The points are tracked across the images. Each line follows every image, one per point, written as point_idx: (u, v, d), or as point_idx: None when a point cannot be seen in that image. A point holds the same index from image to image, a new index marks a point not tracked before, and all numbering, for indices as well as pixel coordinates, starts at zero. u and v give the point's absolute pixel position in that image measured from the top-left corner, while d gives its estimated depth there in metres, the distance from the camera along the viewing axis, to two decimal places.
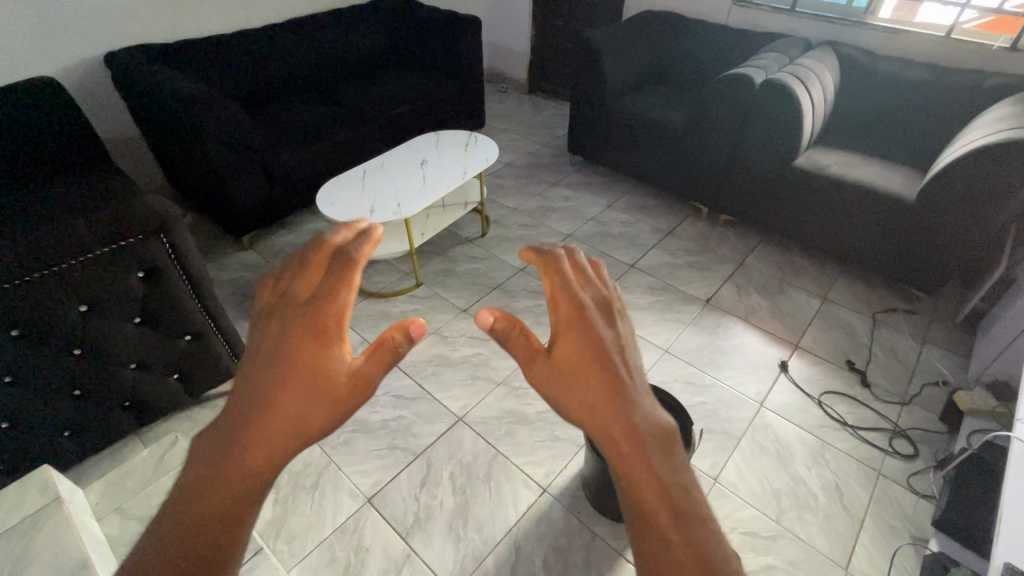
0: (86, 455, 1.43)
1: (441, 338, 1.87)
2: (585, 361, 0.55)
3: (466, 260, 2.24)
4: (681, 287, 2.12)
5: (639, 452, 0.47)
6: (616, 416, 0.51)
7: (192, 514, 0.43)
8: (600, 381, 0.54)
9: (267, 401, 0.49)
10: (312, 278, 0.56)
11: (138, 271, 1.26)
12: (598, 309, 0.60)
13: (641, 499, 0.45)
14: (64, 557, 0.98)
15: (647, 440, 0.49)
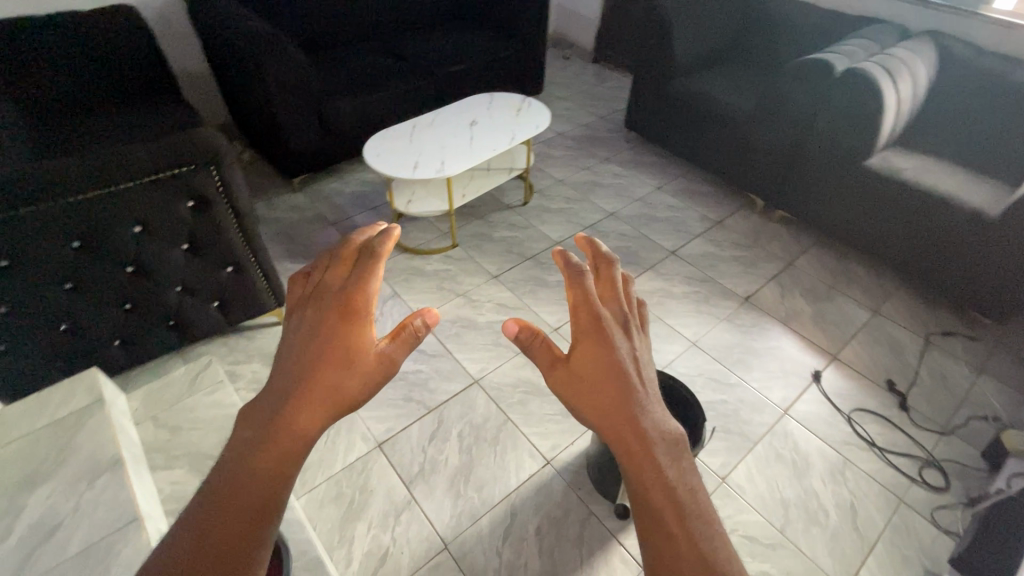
0: (134, 365, 1.56)
1: (469, 301, 1.89)
2: (604, 368, 0.56)
3: (505, 227, 2.23)
4: (721, 280, 2.04)
5: (650, 457, 0.49)
6: (632, 423, 0.52)
7: (228, 497, 0.42)
8: (615, 388, 0.55)
9: (298, 387, 0.49)
10: (339, 266, 0.56)
11: (188, 200, 1.33)
12: (618, 318, 0.61)
13: (648, 503, 0.46)
14: (101, 454, 1.08)
15: (659, 449, 0.49)
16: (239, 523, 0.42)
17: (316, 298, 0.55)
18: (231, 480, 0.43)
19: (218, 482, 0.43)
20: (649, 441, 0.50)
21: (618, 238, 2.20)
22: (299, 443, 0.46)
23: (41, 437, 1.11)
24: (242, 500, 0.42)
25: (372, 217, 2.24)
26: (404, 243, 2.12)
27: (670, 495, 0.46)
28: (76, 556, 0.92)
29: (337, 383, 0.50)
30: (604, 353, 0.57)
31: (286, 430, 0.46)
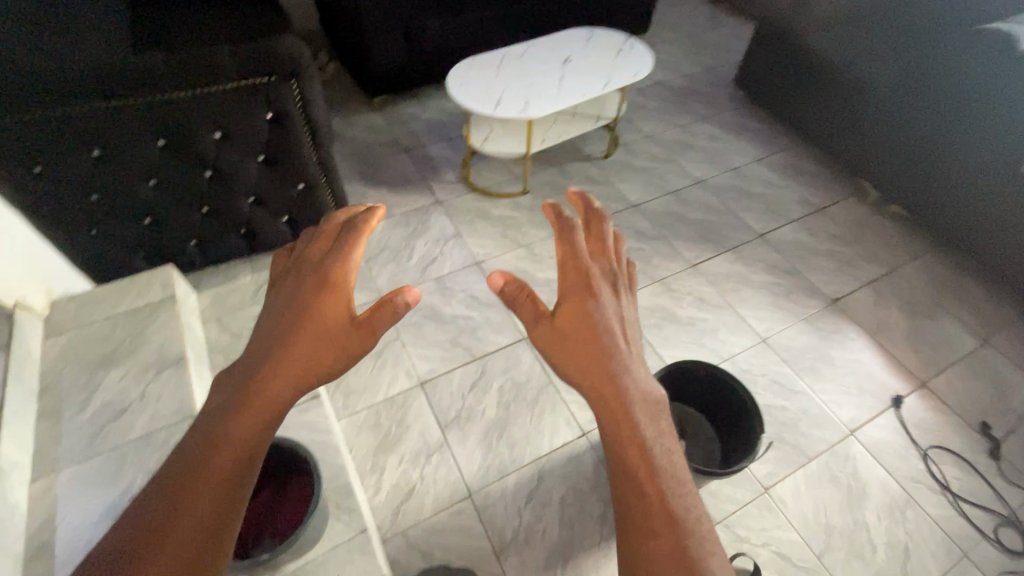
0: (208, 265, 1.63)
1: (530, 254, 1.82)
2: (587, 339, 0.60)
3: (580, 180, 2.10)
4: (810, 275, 1.84)
5: (630, 419, 0.52)
6: (615, 386, 0.55)
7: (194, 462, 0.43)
8: (597, 350, 0.59)
9: (280, 352, 0.51)
10: (325, 244, 0.61)
11: (267, 112, 1.30)
12: (605, 280, 0.66)
13: (626, 460, 0.50)
14: (167, 349, 1.15)
15: (635, 414, 0.53)
16: (199, 496, 0.41)
17: (302, 270, 0.59)
18: (193, 457, 0.43)
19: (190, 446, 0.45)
20: (627, 404, 0.54)
21: (701, 211, 2.02)
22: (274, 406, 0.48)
23: (119, 323, 1.19)
24: (217, 465, 0.43)
25: (446, 149, 2.17)
26: (474, 182, 2.04)
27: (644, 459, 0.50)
28: (138, 440, 1.01)
29: (322, 346, 0.52)
30: (586, 312, 0.62)
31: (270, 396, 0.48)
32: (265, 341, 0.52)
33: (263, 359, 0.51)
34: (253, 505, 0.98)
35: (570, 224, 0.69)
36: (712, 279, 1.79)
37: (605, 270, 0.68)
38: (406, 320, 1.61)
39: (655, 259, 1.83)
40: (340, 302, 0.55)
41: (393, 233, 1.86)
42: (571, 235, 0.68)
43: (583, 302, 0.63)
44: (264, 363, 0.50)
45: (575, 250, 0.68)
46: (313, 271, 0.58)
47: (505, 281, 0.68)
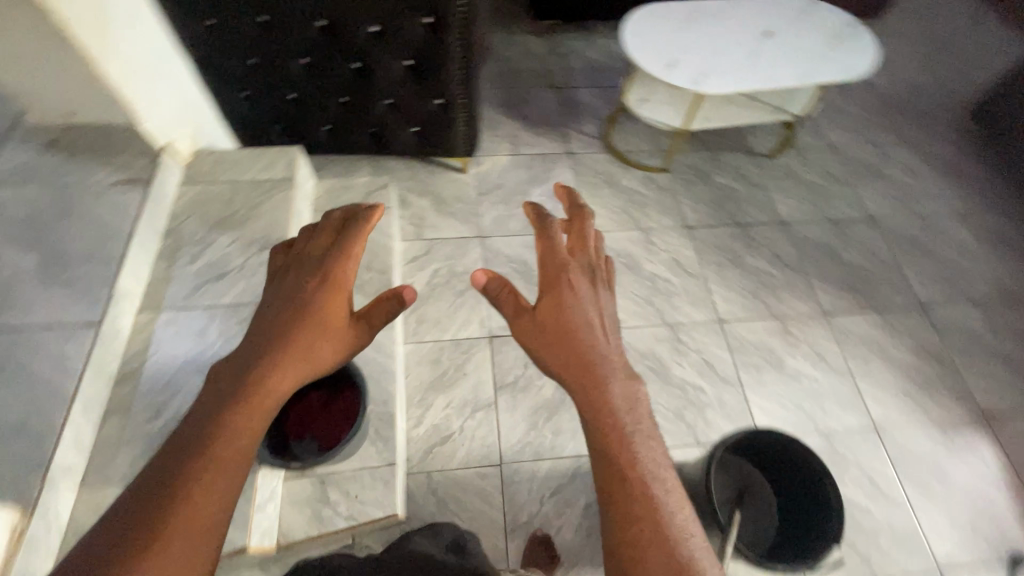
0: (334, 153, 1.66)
1: (645, 241, 1.66)
2: (567, 336, 0.59)
3: (731, 175, 1.84)
4: (967, 374, 1.51)
5: (616, 422, 0.50)
6: (600, 388, 0.53)
7: (193, 440, 0.42)
8: (584, 349, 0.57)
9: (275, 338, 0.53)
10: (321, 241, 0.66)
11: (428, 17, 1.22)
12: (583, 273, 0.64)
13: (611, 467, 0.48)
14: (274, 229, 1.19)
15: (619, 405, 0.52)
16: (217, 472, 0.41)
17: (299, 265, 0.63)
18: (195, 438, 0.43)
19: (186, 429, 0.44)
20: (610, 398, 0.52)
21: (861, 254, 1.70)
22: (274, 394, 0.48)
23: (242, 190, 1.25)
24: (222, 437, 0.43)
25: (596, 98, 1.98)
26: (613, 143, 1.86)
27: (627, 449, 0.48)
28: (228, 308, 1.08)
29: (316, 337, 0.55)
30: (568, 305, 0.61)
31: (264, 381, 0.48)
32: (260, 332, 0.54)
33: (255, 350, 0.52)
34: (302, 410, 1.02)
35: (547, 218, 0.68)
36: (842, 337, 1.53)
37: (582, 261, 0.66)
38: (496, 268, 1.56)
39: (783, 292, 1.60)
40: (337, 293, 0.59)
41: (513, 174, 1.77)
42: (548, 228, 0.67)
43: (558, 298, 0.61)
44: (254, 356, 0.51)
45: (551, 242, 0.66)
46: (310, 266, 0.62)
47: (488, 278, 0.66)
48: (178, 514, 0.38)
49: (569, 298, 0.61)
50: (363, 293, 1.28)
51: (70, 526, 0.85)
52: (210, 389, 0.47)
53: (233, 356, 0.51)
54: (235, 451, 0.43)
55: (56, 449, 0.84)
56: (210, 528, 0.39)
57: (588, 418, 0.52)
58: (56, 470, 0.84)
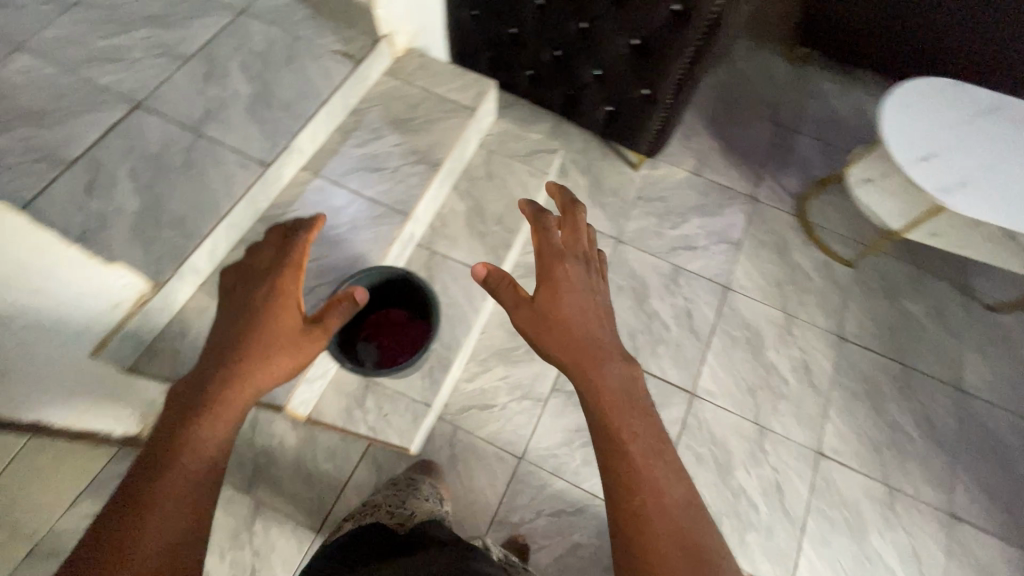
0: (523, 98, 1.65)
1: (783, 328, 1.46)
2: (564, 331, 0.66)
3: (930, 308, 1.51)
4: None
5: (618, 411, 0.57)
6: (597, 377, 0.61)
7: (172, 448, 0.52)
8: (584, 343, 0.65)
9: (234, 353, 0.62)
10: (271, 253, 0.74)
11: (676, 4, 1.12)
12: (579, 263, 0.73)
13: (615, 449, 0.54)
14: (435, 150, 1.24)
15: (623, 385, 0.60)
16: (187, 476, 0.51)
17: (252, 278, 0.70)
18: (168, 449, 0.52)
19: (164, 440, 0.53)
20: (612, 377, 0.61)
21: None
22: (240, 400, 0.58)
23: (427, 101, 1.30)
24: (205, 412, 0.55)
25: (816, 153, 1.72)
26: (808, 210, 1.62)
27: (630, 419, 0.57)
28: (365, 202, 1.17)
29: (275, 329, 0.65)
30: (573, 294, 0.69)
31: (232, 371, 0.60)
32: (218, 347, 0.63)
33: (215, 365, 0.60)
34: (381, 325, 1.13)
35: (540, 216, 0.75)
36: (955, 554, 1.24)
37: (574, 250, 0.73)
38: (614, 278, 1.49)
39: (911, 465, 1.32)
40: (291, 304, 0.68)
41: (682, 194, 1.63)
42: (543, 225, 0.74)
43: (551, 288, 0.70)
44: (214, 370, 0.59)
45: (547, 238, 0.73)
46: (263, 279, 0.70)
47: (487, 271, 0.71)
48: (167, 462, 0.51)
49: (559, 288, 0.70)
50: (481, 242, 1.30)
51: (179, 315, 1.03)
52: (177, 403, 0.56)
53: (195, 373, 0.60)
54: (204, 452, 0.53)
55: (192, 253, 1.00)
56: (197, 504, 0.50)
57: (591, 399, 0.60)
58: (188, 269, 1.01)
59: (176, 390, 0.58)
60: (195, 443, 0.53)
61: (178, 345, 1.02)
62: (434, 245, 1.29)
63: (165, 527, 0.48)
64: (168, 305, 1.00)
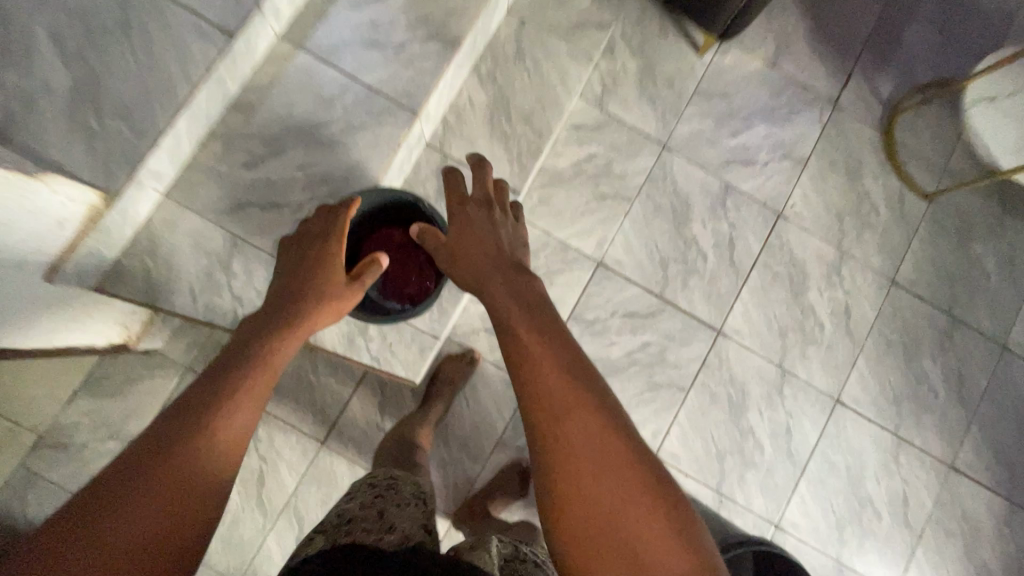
0: None
1: (833, 266, 1.31)
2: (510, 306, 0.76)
3: (1001, 256, 1.34)
4: None
5: (566, 388, 0.64)
6: (550, 349, 0.69)
7: (159, 449, 0.51)
8: (530, 323, 0.72)
9: (259, 340, 0.66)
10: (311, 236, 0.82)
11: None
12: (482, 207, 0.91)
13: (564, 435, 0.61)
14: (453, 21, 0.95)
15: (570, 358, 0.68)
16: (180, 466, 0.51)
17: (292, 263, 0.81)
18: (159, 442, 0.52)
19: (160, 434, 0.53)
20: (561, 344, 0.70)
21: None
22: (255, 396, 0.60)
23: None
24: (221, 406, 0.56)
25: (927, 48, 1.37)
26: (896, 126, 1.34)
27: (582, 383, 0.66)
28: (363, 90, 0.93)
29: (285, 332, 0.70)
30: (497, 261, 0.83)
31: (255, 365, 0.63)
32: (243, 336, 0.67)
33: (244, 349, 0.65)
34: (383, 249, 0.94)
35: (451, 176, 0.94)
36: (945, 503, 1.27)
37: (476, 197, 0.91)
38: (654, 194, 1.29)
39: (928, 418, 1.29)
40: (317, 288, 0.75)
41: (750, 91, 1.34)
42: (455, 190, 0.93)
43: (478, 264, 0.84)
44: (235, 356, 0.63)
45: (468, 202, 0.91)
46: (297, 268, 0.78)
47: (418, 229, 0.89)
48: (154, 465, 0.50)
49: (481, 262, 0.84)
50: (504, 147, 1.08)
51: (145, 226, 0.88)
52: (202, 385, 0.58)
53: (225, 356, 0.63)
54: (222, 429, 0.55)
55: (149, 152, 0.80)
56: (185, 496, 0.50)
57: (538, 390, 0.65)
58: (146, 171, 0.82)
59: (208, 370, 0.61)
60: (206, 426, 0.54)
61: (149, 261, 0.87)
62: (447, 147, 1.07)
63: (132, 524, 0.46)
64: (128, 214, 0.84)
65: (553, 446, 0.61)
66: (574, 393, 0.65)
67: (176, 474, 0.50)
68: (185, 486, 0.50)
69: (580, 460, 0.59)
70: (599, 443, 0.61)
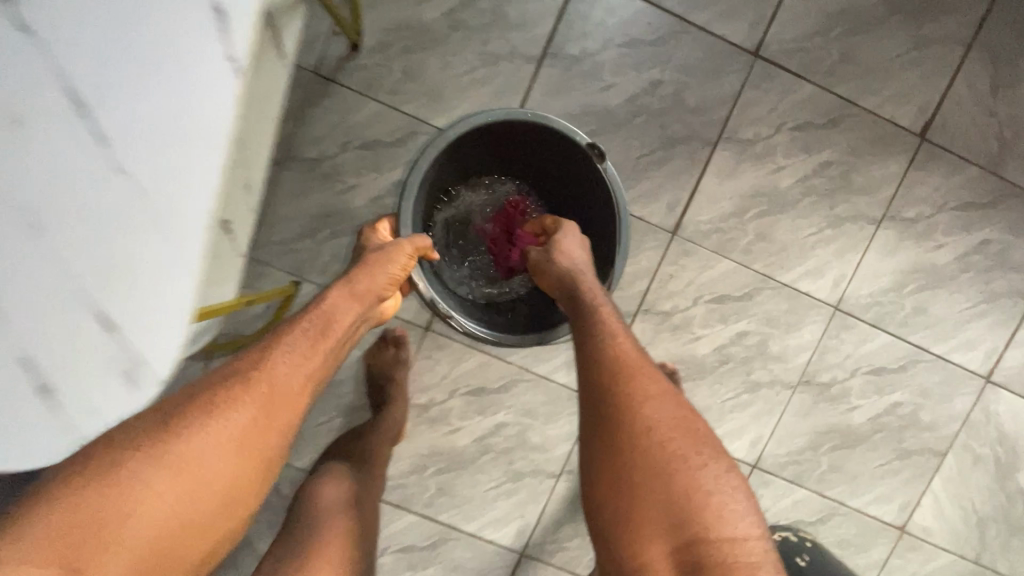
0: None
1: (419, 412, 0.96)
2: (619, 358, 0.66)
3: (365, 169, 0.92)
4: (877, 102, 0.92)
5: (698, 452, 0.60)
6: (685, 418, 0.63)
7: (214, 400, 0.55)
8: (667, 390, 0.65)
9: (350, 287, 0.70)
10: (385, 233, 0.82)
11: None
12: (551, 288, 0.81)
13: (667, 483, 0.58)
14: None
15: (683, 408, 0.64)
16: (224, 436, 0.53)
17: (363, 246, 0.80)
18: (227, 391, 0.56)
19: (233, 374, 0.57)
20: (679, 411, 0.63)
21: (622, 76, 0.91)
22: (297, 398, 0.59)
23: None
24: (267, 366, 0.59)
25: None
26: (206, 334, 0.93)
27: (677, 431, 0.61)
28: None
29: (339, 305, 0.68)
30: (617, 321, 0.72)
31: (320, 342, 0.64)
32: (331, 295, 0.69)
33: (328, 309, 0.67)
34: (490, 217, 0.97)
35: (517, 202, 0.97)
36: (718, 245, 0.94)
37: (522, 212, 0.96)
38: None
39: None
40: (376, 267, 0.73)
41: None
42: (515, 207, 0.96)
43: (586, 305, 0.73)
44: (310, 331, 0.64)
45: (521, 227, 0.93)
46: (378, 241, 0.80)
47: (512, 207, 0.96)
48: (212, 420, 0.53)
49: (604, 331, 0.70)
50: None
51: None
52: (298, 334, 0.63)
53: (301, 324, 0.64)
54: (257, 413, 0.56)
55: None
56: (221, 474, 0.53)
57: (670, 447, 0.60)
58: None
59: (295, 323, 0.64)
60: (265, 414, 0.56)
61: None
62: None
63: (202, 455, 0.52)
64: None
65: (631, 470, 0.59)
66: (683, 441, 0.60)
67: (222, 425, 0.54)
68: (207, 477, 0.52)
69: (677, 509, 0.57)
70: (686, 493, 0.58)
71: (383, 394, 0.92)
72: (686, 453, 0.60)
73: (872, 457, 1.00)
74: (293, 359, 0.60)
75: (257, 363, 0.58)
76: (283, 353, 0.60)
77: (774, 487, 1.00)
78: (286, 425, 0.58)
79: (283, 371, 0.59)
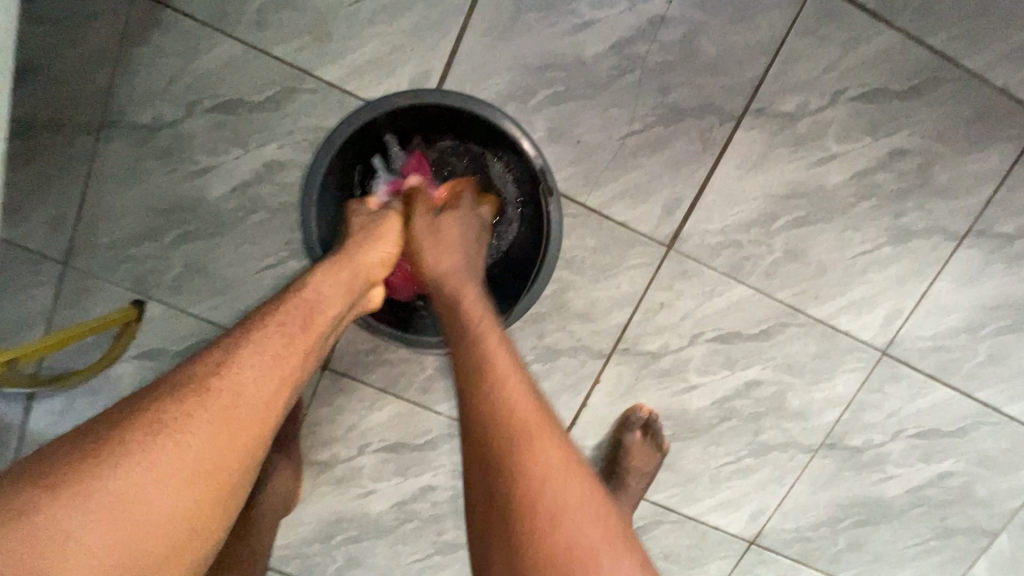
0: None
1: (320, 469, 0.73)
2: (466, 369, 0.49)
3: (224, 145, 0.62)
4: (986, 62, 0.63)
5: (541, 456, 0.44)
6: (526, 407, 0.46)
7: (85, 473, 0.39)
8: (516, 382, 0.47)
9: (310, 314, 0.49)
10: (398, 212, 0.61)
11: None
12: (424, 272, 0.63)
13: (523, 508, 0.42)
14: None
15: (530, 405, 0.46)
16: (105, 526, 0.38)
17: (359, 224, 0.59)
18: (103, 461, 0.39)
19: (122, 437, 0.40)
20: (526, 404, 0.46)
21: (606, 10, 0.60)
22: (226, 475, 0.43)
23: None
24: (170, 431, 0.41)
25: None
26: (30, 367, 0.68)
27: (541, 437, 0.45)
28: None
29: (294, 345, 0.47)
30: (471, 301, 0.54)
31: (255, 402, 0.44)
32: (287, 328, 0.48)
33: (271, 348, 0.46)
34: None
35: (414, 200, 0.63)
36: (731, 265, 0.67)
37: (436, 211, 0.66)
38: None
39: (572, 302, 0.67)
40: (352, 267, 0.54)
41: None
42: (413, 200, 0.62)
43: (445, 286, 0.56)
44: (241, 390, 0.44)
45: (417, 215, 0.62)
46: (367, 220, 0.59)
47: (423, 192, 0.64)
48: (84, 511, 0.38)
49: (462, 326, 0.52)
50: None
51: None
52: (221, 392, 0.43)
53: (231, 366, 0.44)
54: (156, 504, 0.40)
55: None
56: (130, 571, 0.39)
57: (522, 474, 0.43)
58: None
59: (226, 365, 0.44)
60: (166, 499, 0.40)
61: None
62: None
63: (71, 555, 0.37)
64: None
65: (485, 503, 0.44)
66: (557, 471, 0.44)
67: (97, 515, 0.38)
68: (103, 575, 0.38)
69: (533, 536, 0.42)
70: (533, 521, 0.42)
71: (272, 459, 0.69)
72: (539, 483, 0.43)
73: (904, 536, 0.78)
74: (206, 416, 0.42)
75: (168, 415, 0.42)
76: (203, 411, 0.42)
77: (776, 568, 0.78)
78: (211, 510, 0.42)
79: (197, 449, 0.41)
